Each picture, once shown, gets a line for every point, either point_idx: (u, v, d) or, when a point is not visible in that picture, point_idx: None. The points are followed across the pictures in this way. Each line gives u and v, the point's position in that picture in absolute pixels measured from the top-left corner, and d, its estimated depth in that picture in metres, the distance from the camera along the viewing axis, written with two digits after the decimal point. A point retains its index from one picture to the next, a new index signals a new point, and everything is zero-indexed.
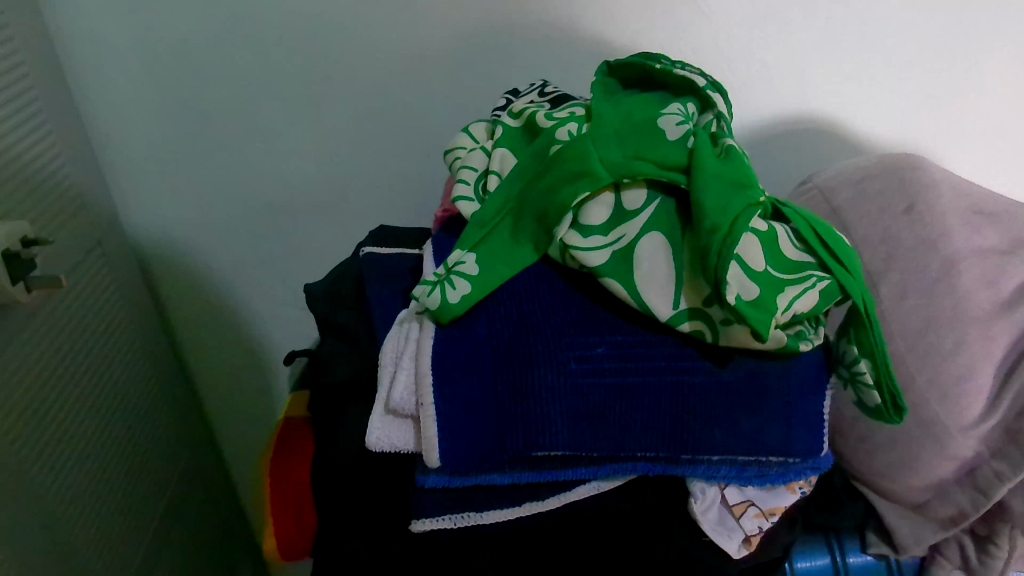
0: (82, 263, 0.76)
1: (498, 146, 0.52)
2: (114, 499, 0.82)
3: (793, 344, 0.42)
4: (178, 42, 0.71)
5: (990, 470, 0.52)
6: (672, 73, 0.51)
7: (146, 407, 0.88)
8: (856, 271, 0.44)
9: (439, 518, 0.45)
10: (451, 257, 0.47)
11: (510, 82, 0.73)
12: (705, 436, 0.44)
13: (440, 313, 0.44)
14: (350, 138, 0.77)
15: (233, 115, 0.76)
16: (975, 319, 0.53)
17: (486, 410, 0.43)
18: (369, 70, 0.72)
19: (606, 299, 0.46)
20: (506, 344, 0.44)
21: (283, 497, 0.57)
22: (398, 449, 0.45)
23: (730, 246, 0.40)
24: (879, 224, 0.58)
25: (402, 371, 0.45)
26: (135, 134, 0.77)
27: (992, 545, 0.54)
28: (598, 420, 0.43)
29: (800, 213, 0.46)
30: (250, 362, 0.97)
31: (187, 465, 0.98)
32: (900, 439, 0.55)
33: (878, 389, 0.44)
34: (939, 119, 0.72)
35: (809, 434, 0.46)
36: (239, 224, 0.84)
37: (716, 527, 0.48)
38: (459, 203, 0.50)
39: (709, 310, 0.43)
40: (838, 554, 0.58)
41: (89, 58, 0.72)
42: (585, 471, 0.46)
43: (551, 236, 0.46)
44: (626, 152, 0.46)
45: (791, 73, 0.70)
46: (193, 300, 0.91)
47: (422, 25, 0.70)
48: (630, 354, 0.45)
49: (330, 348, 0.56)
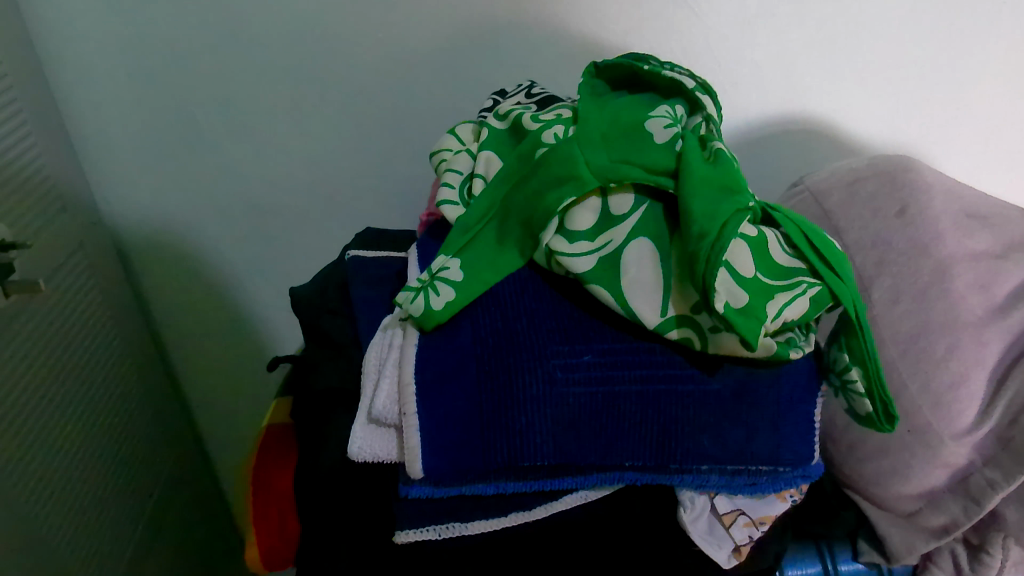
0: (63, 266, 0.75)
1: (484, 148, 0.51)
2: (98, 505, 0.81)
3: (783, 352, 0.41)
4: (161, 42, 0.70)
5: (982, 478, 0.51)
6: (660, 74, 0.50)
7: (130, 412, 0.87)
8: (847, 278, 0.43)
9: (423, 529, 0.44)
10: (434, 262, 0.46)
11: (498, 83, 0.72)
12: (692, 445, 0.43)
13: (423, 320, 0.43)
14: (334, 137, 0.76)
15: (217, 114, 0.74)
16: (967, 325, 0.52)
17: (471, 420, 0.42)
18: (353, 69, 0.71)
19: (594, 306, 0.45)
20: (491, 353, 0.43)
21: (264, 504, 0.56)
22: (380, 459, 0.44)
23: (718, 252, 0.39)
24: (870, 228, 0.57)
25: (385, 378, 0.44)
26: (118, 134, 0.76)
27: (986, 554, 0.53)
28: (583, 430, 0.43)
29: (790, 218, 0.45)
30: (236, 365, 0.96)
31: (173, 468, 0.97)
32: (893, 446, 0.54)
33: (869, 397, 0.43)
34: (927, 119, 0.72)
35: (798, 443, 0.45)
36: (224, 224, 0.82)
37: (704, 536, 0.47)
38: (443, 207, 0.49)
39: (698, 318, 0.42)
40: (829, 561, 0.58)
41: (71, 58, 0.71)
42: (572, 481, 0.45)
43: (537, 241, 0.45)
44: (614, 156, 0.45)
45: (782, 74, 0.70)
46: (178, 302, 0.90)
47: (409, 25, 0.69)
48: (618, 361, 0.44)
49: (314, 354, 0.55)
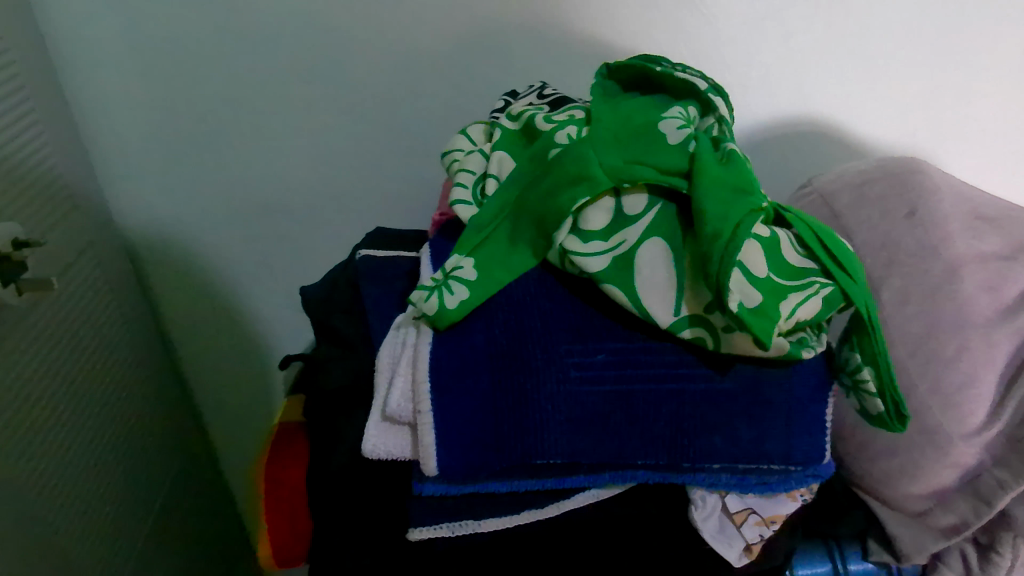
0: (73, 264, 0.75)
1: (496, 149, 0.51)
2: (107, 503, 0.81)
3: (795, 351, 0.42)
4: (171, 42, 0.70)
5: (992, 478, 0.52)
6: (672, 76, 0.50)
7: (139, 410, 0.88)
8: (858, 278, 0.43)
9: (436, 526, 0.45)
10: (448, 261, 0.46)
11: (508, 84, 0.72)
12: (704, 444, 0.44)
13: (437, 319, 0.44)
14: (344, 137, 0.76)
15: (227, 113, 0.74)
16: (976, 326, 0.52)
17: (485, 418, 0.43)
18: (362, 69, 0.71)
19: (607, 306, 0.46)
20: (505, 352, 0.44)
21: (276, 502, 0.56)
22: (394, 457, 0.44)
23: (732, 252, 0.39)
24: (879, 229, 0.57)
25: (399, 377, 0.44)
26: (127, 133, 0.76)
27: (994, 554, 0.54)
28: (596, 430, 0.43)
29: (802, 219, 0.45)
30: (244, 364, 0.96)
31: (181, 467, 0.98)
32: (903, 446, 0.54)
33: (880, 398, 0.44)
34: (936, 121, 0.72)
35: (810, 442, 0.45)
36: (232, 223, 0.82)
37: (714, 535, 0.47)
38: (456, 207, 0.49)
39: (711, 317, 0.42)
40: (838, 562, 0.58)
41: (82, 58, 0.71)
42: (585, 480, 0.45)
43: (550, 241, 0.45)
44: (626, 157, 0.45)
45: (791, 76, 0.70)
46: (187, 301, 0.90)
47: (418, 25, 0.69)
48: (631, 360, 0.44)
49: (325, 353, 0.56)
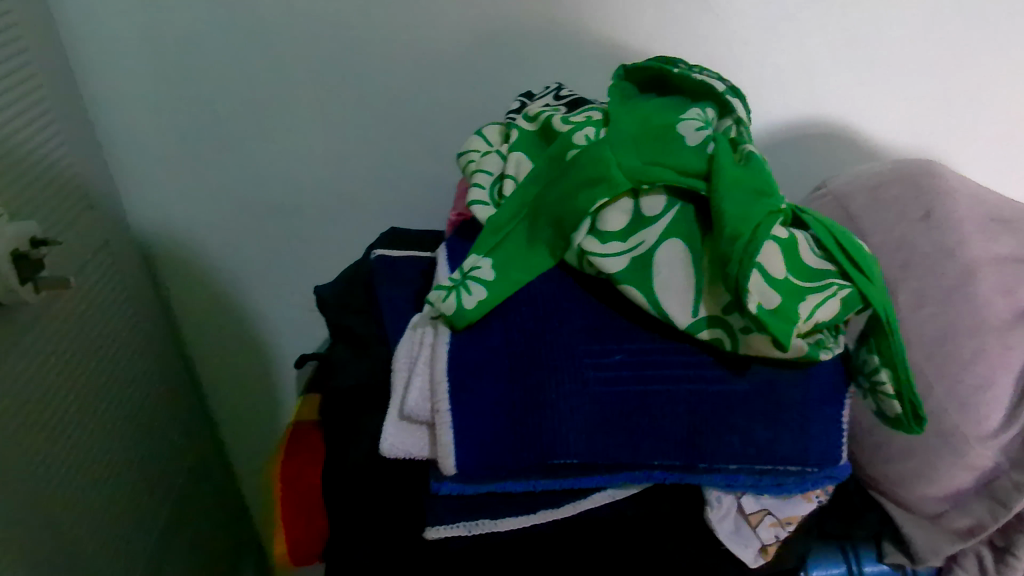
0: (88, 263, 0.75)
1: (513, 150, 0.52)
2: (120, 500, 0.82)
3: (813, 353, 0.42)
4: (187, 42, 0.71)
5: (1009, 481, 0.52)
6: (690, 78, 0.50)
7: (152, 408, 0.88)
8: (876, 280, 0.43)
9: (453, 525, 0.45)
10: (466, 261, 0.46)
11: (522, 85, 0.72)
12: (721, 444, 0.44)
13: (455, 318, 0.44)
14: (358, 137, 0.76)
15: (241, 114, 0.75)
16: (992, 328, 0.53)
17: (503, 417, 0.43)
18: (377, 70, 0.72)
19: (624, 306, 0.46)
20: (523, 352, 0.44)
21: (291, 501, 0.57)
22: (412, 456, 0.44)
23: (752, 254, 0.39)
24: (894, 232, 0.57)
25: (417, 376, 0.44)
26: (143, 133, 0.77)
27: (1011, 556, 0.54)
28: (614, 430, 0.43)
29: (820, 220, 0.45)
30: (256, 362, 0.96)
31: (193, 465, 0.98)
32: (918, 448, 0.54)
33: (898, 399, 0.44)
34: (949, 123, 0.72)
35: (827, 443, 0.45)
36: (245, 223, 0.83)
37: (730, 535, 0.47)
38: (474, 207, 0.50)
39: (729, 318, 0.42)
40: (854, 563, 0.59)
41: (98, 58, 0.72)
42: (601, 480, 0.46)
43: (568, 241, 0.45)
44: (645, 158, 0.45)
45: (804, 77, 0.70)
46: (200, 300, 0.91)
47: (433, 26, 0.69)
48: (647, 361, 0.44)
49: (340, 352, 0.56)
